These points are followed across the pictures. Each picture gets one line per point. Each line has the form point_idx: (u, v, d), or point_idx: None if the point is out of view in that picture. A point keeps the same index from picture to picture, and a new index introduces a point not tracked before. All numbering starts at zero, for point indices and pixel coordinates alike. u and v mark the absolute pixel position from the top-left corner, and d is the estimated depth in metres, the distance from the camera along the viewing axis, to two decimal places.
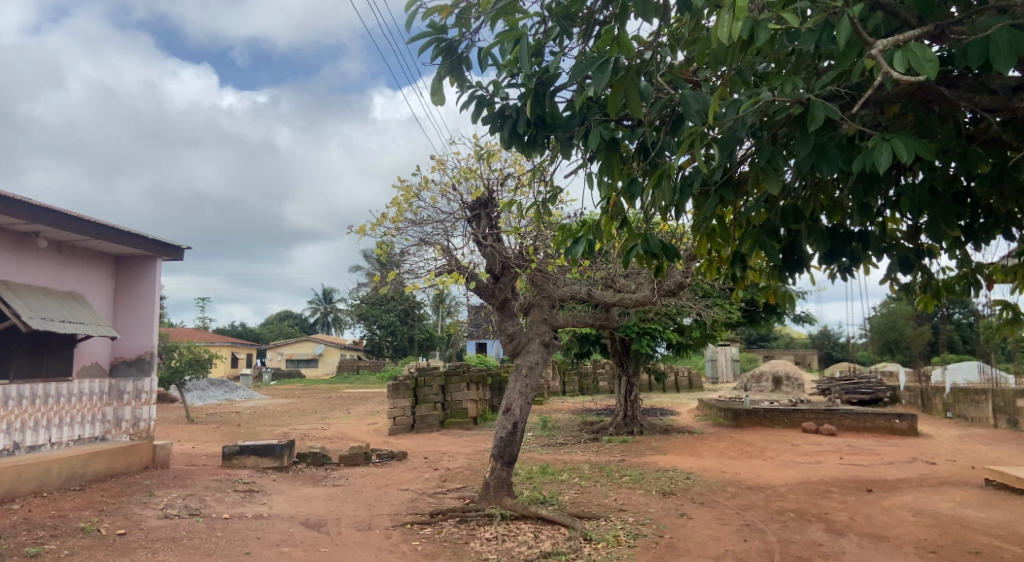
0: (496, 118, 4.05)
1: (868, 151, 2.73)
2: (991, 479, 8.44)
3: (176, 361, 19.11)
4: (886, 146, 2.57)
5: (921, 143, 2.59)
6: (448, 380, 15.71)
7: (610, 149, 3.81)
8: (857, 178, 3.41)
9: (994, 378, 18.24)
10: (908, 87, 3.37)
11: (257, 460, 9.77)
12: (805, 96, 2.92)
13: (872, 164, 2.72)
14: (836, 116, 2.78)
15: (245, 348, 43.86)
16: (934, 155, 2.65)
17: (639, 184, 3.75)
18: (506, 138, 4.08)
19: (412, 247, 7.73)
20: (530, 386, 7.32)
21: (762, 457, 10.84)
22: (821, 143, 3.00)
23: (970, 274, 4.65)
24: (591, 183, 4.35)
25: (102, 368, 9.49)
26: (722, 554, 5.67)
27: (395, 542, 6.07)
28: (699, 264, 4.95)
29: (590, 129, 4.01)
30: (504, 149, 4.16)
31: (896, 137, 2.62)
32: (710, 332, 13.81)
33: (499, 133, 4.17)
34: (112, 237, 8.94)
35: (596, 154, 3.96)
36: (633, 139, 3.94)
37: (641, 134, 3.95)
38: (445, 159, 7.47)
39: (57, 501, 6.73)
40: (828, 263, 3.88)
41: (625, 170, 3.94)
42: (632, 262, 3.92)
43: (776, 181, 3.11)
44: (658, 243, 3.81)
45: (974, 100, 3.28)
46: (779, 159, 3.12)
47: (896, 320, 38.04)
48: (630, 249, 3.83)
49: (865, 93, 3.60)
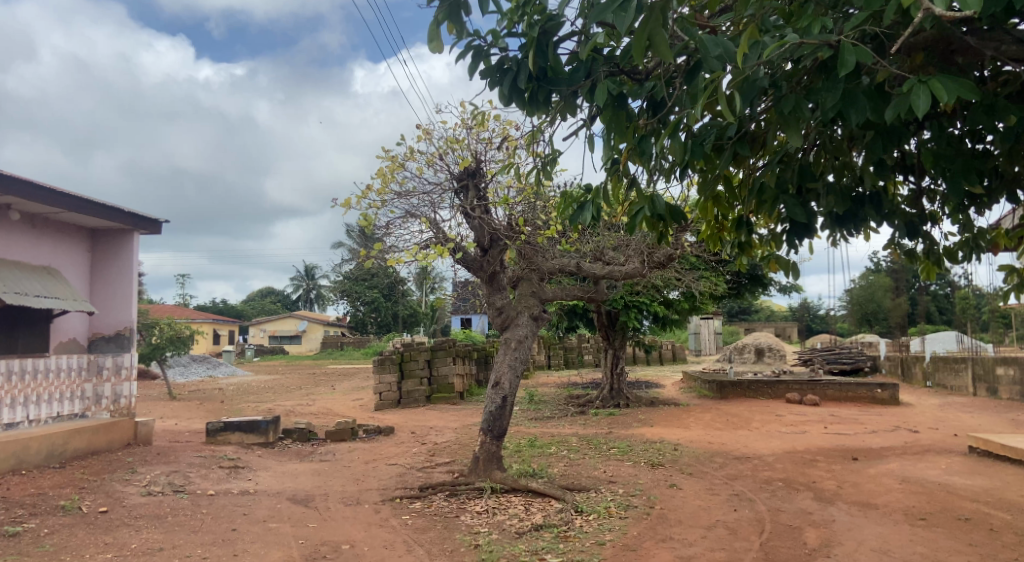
0: (495, 71, 3.87)
1: (904, 96, 2.63)
2: (975, 446, 8.57)
3: (157, 338, 18.83)
4: (923, 89, 2.47)
5: (960, 87, 2.49)
6: (434, 355, 15.60)
7: (617, 103, 3.65)
8: (877, 134, 3.32)
9: (973, 348, 18.54)
10: (934, 32, 3.26)
11: (242, 436, 9.65)
12: (836, 37, 2.79)
13: (908, 109, 2.63)
14: (867, 59, 2.65)
15: (226, 325, 43.44)
16: (973, 99, 2.55)
17: (649, 139, 3.61)
18: (506, 93, 3.88)
19: (397, 220, 7.55)
20: (519, 359, 7.23)
21: (748, 428, 10.92)
22: (848, 89, 2.87)
23: (973, 240, 4.61)
24: (592, 144, 4.22)
25: (80, 344, 9.25)
26: (713, 524, 5.67)
27: (385, 516, 5.99)
28: (697, 233, 4.87)
29: (595, 82, 3.84)
30: (503, 106, 3.96)
31: (935, 79, 2.52)
32: (697, 304, 13.92)
33: (498, 89, 3.96)
34: (87, 210, 8.66)
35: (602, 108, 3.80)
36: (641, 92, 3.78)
37: (650, 87, 3.79)
38: (431, 128, 7.24)
39: (36, 479, 6.57)
40: (838, 227, 3.80)
41: (632, 127, 3.82)
42: (639, 226, 3.81)
43: (800, 132, 2.99)
44: (665, 206, 3.72)
45: (1001, 47, 3.17)
46: (802, 108, 3.00)
47: (875, 292, 38.70)
48: (636, 213, 3.73)
49: (889, 41, 3.47)
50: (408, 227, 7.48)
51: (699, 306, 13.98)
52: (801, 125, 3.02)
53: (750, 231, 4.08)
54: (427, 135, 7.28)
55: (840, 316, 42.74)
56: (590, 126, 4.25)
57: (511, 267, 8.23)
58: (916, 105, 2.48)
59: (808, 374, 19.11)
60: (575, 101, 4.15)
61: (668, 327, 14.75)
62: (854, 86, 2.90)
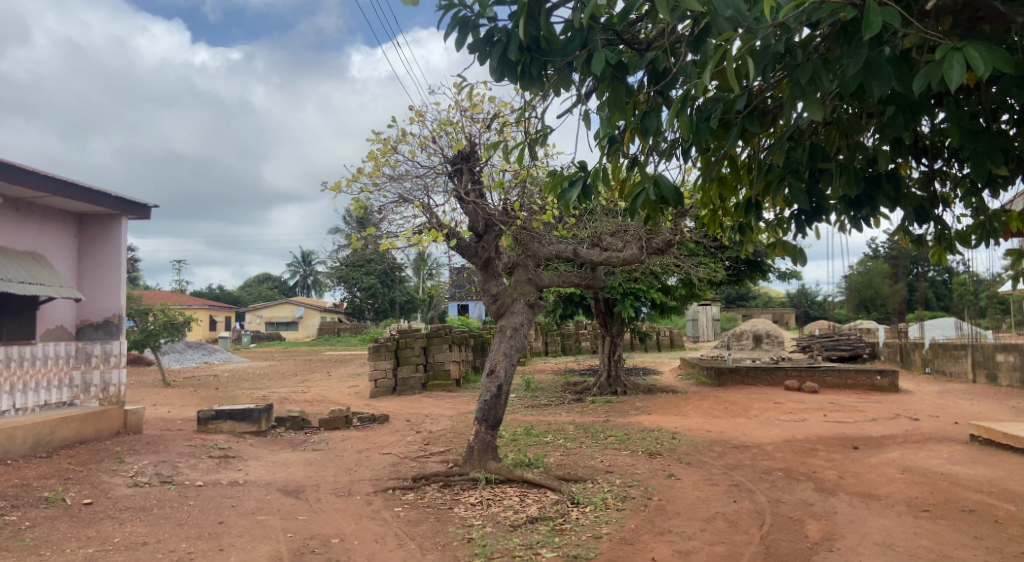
0: (484, 43, 3.68)
1: (936, 64, 2.48)
2: (976, 435, 8.46)
3: (151, 324, 18.64)
4: (959, 57, 2.33)
5: (998, 54, 2.34)
6: (430, 342, 15.43)
7: (615, 77, 3.46)
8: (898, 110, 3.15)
9: (973, 334, 18.45)
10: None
11: (233, 425, 9.50)
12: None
13: (941, 79, 2.48)
14: (895, 23, 2.47)
15: (222, 311, 43.23)
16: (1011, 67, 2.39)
17: (650, 115, 3.43)
18: (495, 66, 3.67)
19: (390, 204, 7.33)
20: (515, 347, 7.07)
21: (746, 416, 10.80)
22: (871, 58, 2.70)
23: (986, 224, 4.45)
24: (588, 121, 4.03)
25: (67, 331, 9.07)
26: (713, 516, 5.54)
27: (377, 508, 5.86)
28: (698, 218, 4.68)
29: (591, 53, 3.64)
30: (493, 80, 3.75)
31: (970, 46, 2.37)
32: (695, 291, 13.77)
33: (487, 62, 3.75)
34: (72, 194, 8.44)
35: (599, 82, 3.61)
36: (641, 64, 3.59)
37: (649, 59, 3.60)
38: (423, 109, 7.00)
39: (20, 469, 6.41)
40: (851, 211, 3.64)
41: (631, 103, 3.63)
42: (640, 209, 3.64)
43: (818, 106, 2.81)
44: (667, 189, 3.54)
45: None
46: (820, 79, 2.82)
47: (873, 278, 38.61)
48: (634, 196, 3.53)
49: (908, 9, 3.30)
50: (401, 212, 7.28)
51: (698, 293, 13.84)
52: (818, 100, 2.85)
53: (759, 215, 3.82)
54: (419, 117, 7.05)
55: (838, 303, 42.68)
56: (586, 103, 4.07)
57: (507, 254, 8.04)
58: (950, 75, 2.33)
59: (806, 360, 19.02)
60: (570, 74, 3.96)
61: (666, 314, 14.60)
62: (877, 54, 2.73)
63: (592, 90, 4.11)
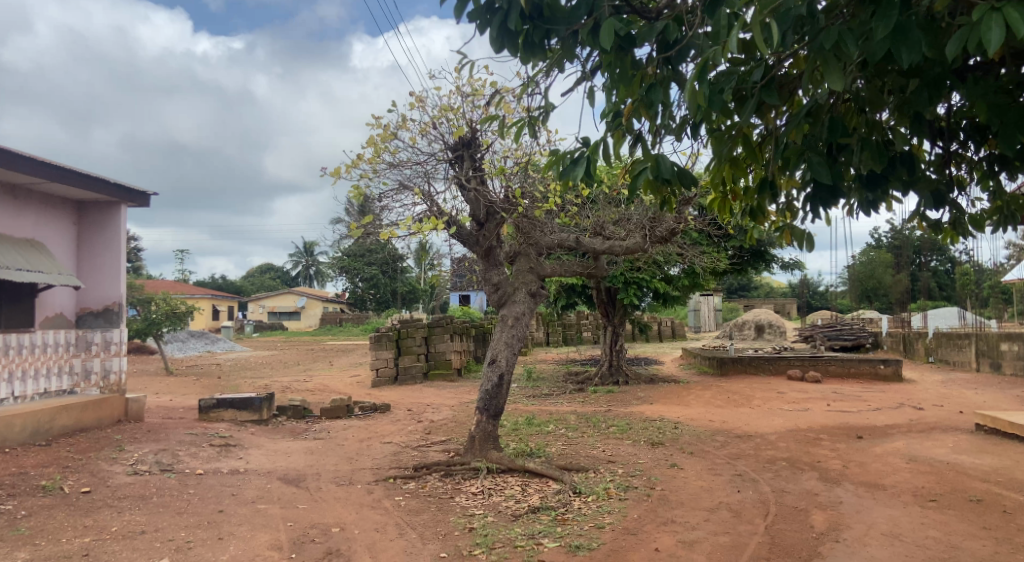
0: (485, 10, 3.57)
1: (972, 26, 2.40)
2: (981, 424, 8.40)
3: (153, 313, 18.63)
4: (996, 19, 2.26)
5: None
6: (431, 331, 15.38)
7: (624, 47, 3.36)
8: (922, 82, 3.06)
9: (977, 324, 18.35)
10: None
11: (235, 413, 9.48)
12: None
13: (976, 43, 2.40)
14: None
15: (224, 301, 43.25)
16: None
17: (659, 87, 3.34)
18: (497, 36, 3.57)
19: (390, 192, 7.25)
20: (517, 337, 7.01)
21: (749, 406, 10.75)
22: (901, 22, 2.62)
23: (1002, 208, 4.36)
24: (594, 97, 3.92)
25: (67, 319, 9.02)
26: (716, 506, 5.49)
27: (377, 497, 5.82)
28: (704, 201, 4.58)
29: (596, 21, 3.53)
30: (494, 50, 3.64)
31: (1007, 5, 2.29)
32: (698, 280, 13.65)
33: (488, 32, 3.64)
34: (71, 181, 8.38)
35: (606, 53, 3.50)
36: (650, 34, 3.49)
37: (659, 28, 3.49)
38: (423, 94, 6.90)
39: (19, 457, 6.38)
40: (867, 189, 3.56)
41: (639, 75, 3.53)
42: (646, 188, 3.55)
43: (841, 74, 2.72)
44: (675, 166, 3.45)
45: None
46: (845, 44, 2.73)
47: (876, 268, 38.48)
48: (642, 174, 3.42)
49: None
50: (401, 199, 7.20)
51: (701, 282, 13.73)
52: (841, 69, 2.74)
53: (773, 195, 3.68)
54: (420, 103, 6.95)
55: (841, 293, 42.57)
56: (591, 78, 3.97)
57: (509, 243, 7.95)
58: (987, 38, 2.25)
59: (809, 350, 18.95)
60: (575, 47, 3.85)
61: (668, 303, 14.52)
62: (906, 18, 2.64)
63: (597, 64, 4.01)
